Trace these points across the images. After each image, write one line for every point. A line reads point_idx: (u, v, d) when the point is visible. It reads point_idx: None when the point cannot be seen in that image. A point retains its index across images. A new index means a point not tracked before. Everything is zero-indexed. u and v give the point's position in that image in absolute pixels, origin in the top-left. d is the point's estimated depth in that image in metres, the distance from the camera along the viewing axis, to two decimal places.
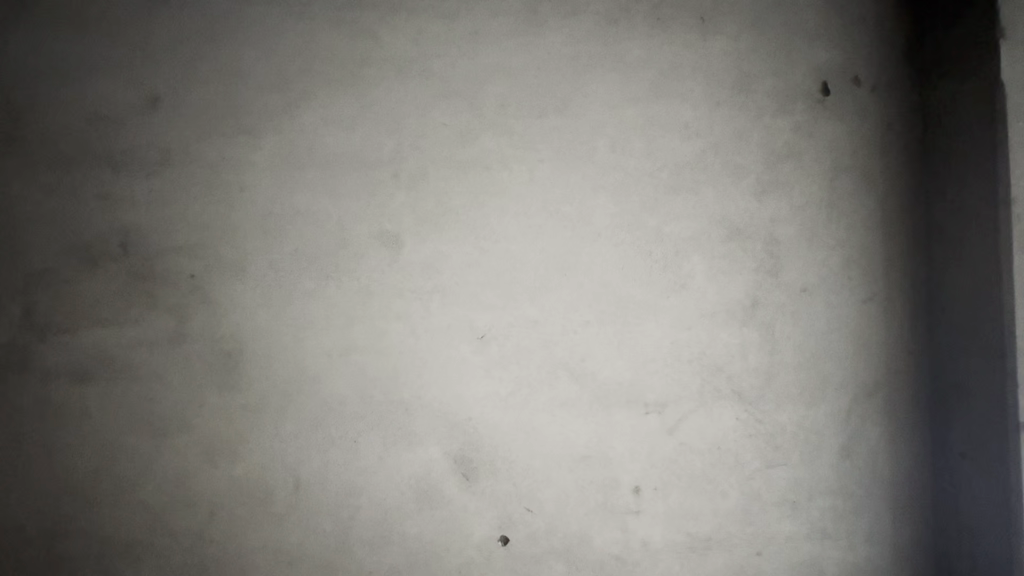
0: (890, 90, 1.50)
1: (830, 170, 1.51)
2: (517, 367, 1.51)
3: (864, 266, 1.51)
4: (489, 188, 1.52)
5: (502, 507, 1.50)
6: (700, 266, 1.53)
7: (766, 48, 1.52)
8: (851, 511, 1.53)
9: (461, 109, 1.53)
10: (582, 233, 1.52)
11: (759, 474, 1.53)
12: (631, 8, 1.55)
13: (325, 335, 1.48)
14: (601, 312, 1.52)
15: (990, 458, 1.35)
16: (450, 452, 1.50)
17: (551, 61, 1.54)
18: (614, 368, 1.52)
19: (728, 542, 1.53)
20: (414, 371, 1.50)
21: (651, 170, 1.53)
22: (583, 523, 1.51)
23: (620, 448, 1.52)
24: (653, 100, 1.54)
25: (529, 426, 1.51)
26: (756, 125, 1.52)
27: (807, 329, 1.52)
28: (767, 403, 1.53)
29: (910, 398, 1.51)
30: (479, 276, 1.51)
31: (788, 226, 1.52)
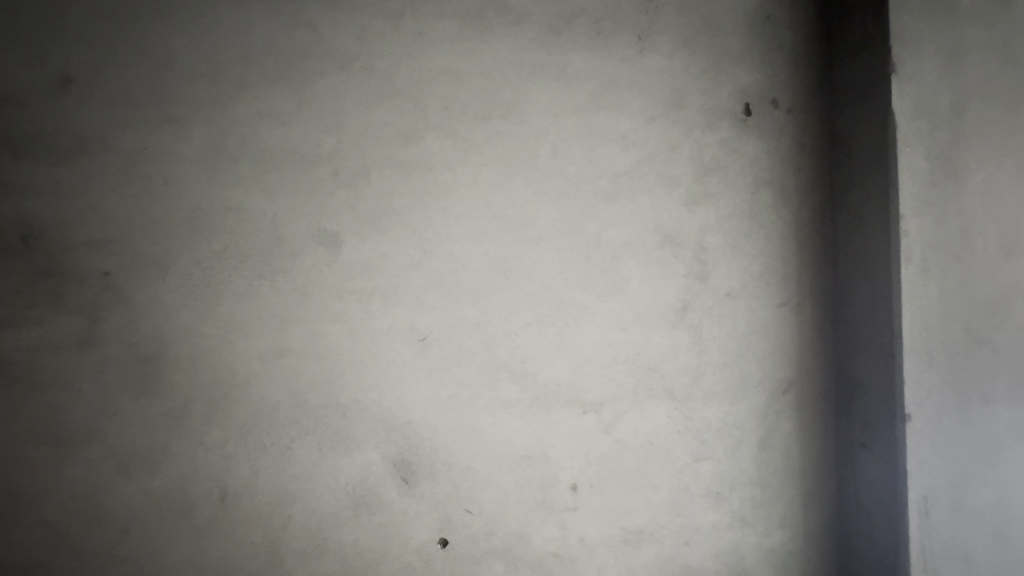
0: (803, 106, 1.36)
1: (748, 183, 1.34)
2: (460, 369, 1.21)
3: (788, 276, 1.35)
4: (434, 190, 1.21)
5: (443, 504, 1.19)
6: (636, 271, 1.28)
7: (700, 62, 1.33)
8: (771, 498, 1.32)
9: (384, 109, 1.20)
10: (525, 237, 1.24)
11: (708, 498, 1.29)
12: (572, 17, 1.28)
13: (215, 366, 1.13)
14: (542, 314, 1.24)
15: (886, 451, 1.20)
16: (391, 456, 1.18)
17: (460, 49, 1.23)
18: (555, 369, 1.24)
19: (660, 538, 1.27)
20: (336, 377, 1.17)
21: (591, 178, 1.27)
22: (511, 529, 1.22)
23: (560, 445, 1.24)
24: (593, 110, 1.28)
25: (471, 428, 1.21)
26: (685, 140, 1.31)
27: (733, 332, 1.32)
28: (695, 403, 1.30)
29: (821, 394, 1.34)
30: (423, 276, 1.20)
31: (716, 234, 1.32)
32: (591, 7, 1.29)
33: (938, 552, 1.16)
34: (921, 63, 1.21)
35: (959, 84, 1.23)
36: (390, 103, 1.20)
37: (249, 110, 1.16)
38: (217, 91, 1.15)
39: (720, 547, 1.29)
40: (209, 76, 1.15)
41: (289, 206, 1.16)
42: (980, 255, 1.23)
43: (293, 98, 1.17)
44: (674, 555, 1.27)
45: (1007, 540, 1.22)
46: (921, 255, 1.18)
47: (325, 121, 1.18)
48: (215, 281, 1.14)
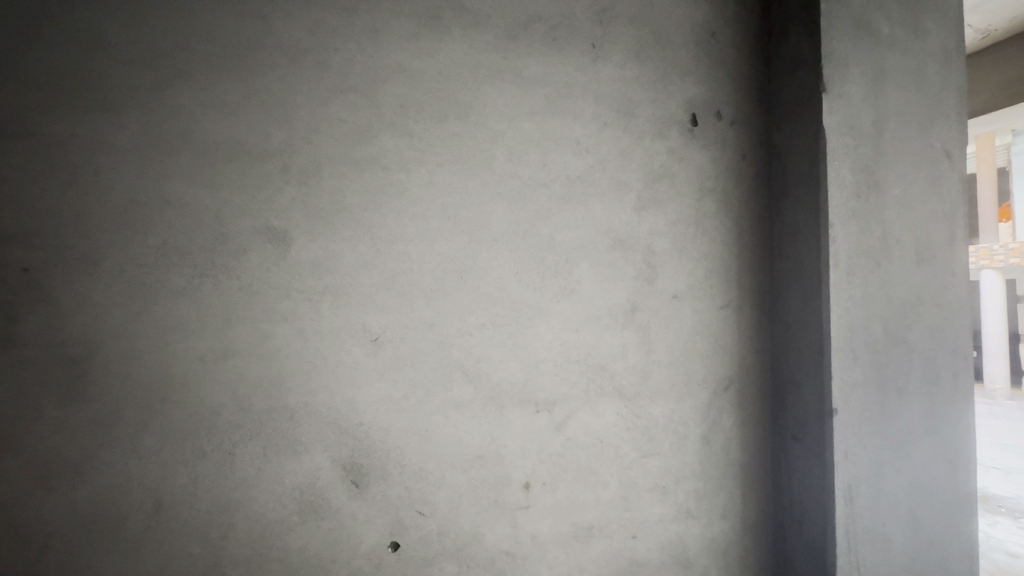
0: (744, 119, 1.45)
1: (694, 191, 1.40)
2: (413, 370, 1.20)
3: (730, 279, 1.42)
4: (388, 189, 1.19)
5: (394, 507, 1.18)
6: (588, 273, 1.31)
7: (650, 73, 1.38)
8: (713, 491, 1.38)
9: (338, 105, 1.18)
10: (479, 238, 1.24)
11: (655, 492, 1.34)
12: (528, 22, 1.30)
13: (150, 368, 1.07)
14: (496, 314, 1.25)
15: (815, 444, 1.29)
16: (340, 459, 1.15)
17: (416, 48, 1.22)
18: (509, 369, 1.25)
19: (609, 533, 1.30)
20: (283, 378, 1.13)
21: (546, 181, 1.29)
22: (464, 529, 1.21)
23: (513, 444, 1.25)
24: (548, 115, 1.30)
25: (424, 429, 1.20)
26: (636, 147, 1.36)
27: (679, 333, 1.38)
28: (643, 401, 1.34)
29: (759, 391, 1.43)
30: (375, 275, 1.18)
31: (664, 239, 1.37)
32: (547, 14, 1.31)
33: (861, 536, 1.26)
34: (848, 83, 1.31)
35: (880, 105, 1.35)
36: (344, 99, 1.18)
37: (191, 100, 1.11)
38: (156, 78, 1.09)
39: (665, 539, 1.34)
40: (147, 63, 1.09)
41: (234, 201, 1.12)
42: (898, 262, 1.34)
43: (240, 89, 1.13)
44: (622, 549, 1.31)
45: (919, 523, 1.34)
46: (846, 261, 1.28)
47: (275, 115, 1.15)
48: (151, 278, 1.08)
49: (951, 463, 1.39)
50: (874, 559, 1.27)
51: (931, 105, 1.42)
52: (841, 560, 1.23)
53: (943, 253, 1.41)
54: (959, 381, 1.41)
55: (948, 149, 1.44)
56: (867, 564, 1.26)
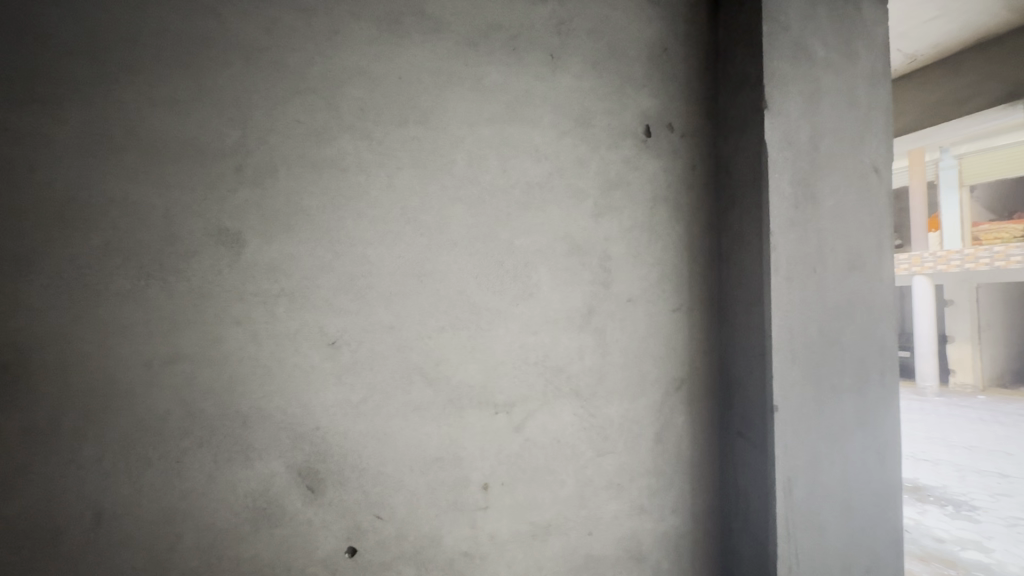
0: (694, 132, 1.52)
1: (647, 199, 1.46)
2: (372, 373, 1.19)
3: (680, 283, 1.49)
4: (346, 191, 1.19)
5: (351, 512, 1.17)
6: (546, 277, 1.35)
7: (607, 84, 1.44)
8: (665, 486, 1.44)
9: (295, 107, 1.16)
10: (439, 242, 1.25)
11: (610, 489, 1.38)
12: (488, 31, 1.32)
13: (90, 374, 1.03)
14: (456, 317, 1.26)
15: (758, 439, 1.36)
16: (295, 465, 1.14)
17: (376, 52, 1.23)
18: (468, 371, 1.27)
19: (566, 531, 1.33)
20: (235, 384, 1.10)
21: (505, 187, 1.32)
22: (422, 532, 1.22)
23: (472, 446, 1.26)
24: (507, 122, 1.33)
25: (382, 433, 1.19)
26: (593, 156, 1.41)
27: (634, 335, 1.43)
28: (599, 402, 1.39)
29: (707, 390, 1.50)
30: (333, 278, 1.17)
31: (619, 244, 1.43)
32: (507, 24, 1.34)
33: (798, 525, 1.34)
34: (786, 101, 1.40)
35: (816, 122, 1.45)
36: (302, 101, 1.17)
37: (139, 95, 1.07)
38: (101, 72, 1.05)
39: (620, 535, 1.39)
40: (91, 56, 1.05)
41: (185, 200, 1.09)
42: (832, 268, 1.45)
43: (192, 87, 1.10)
44: (579, 546, 1.34)
45: (851, 511, 1.44)
46: (785, 267, 1.37)
47: (229, 114, 1.12)
48: (93, 280, 1.03)
49: (880, 455, 1.50)
50: (811, 547, 1.36)
51: (862, 124, 1.54)
52: (781, 548, 1.31)
53: (872, 260, 1.52)
54: (886, 378, 1.53)
55: (876, 165, 1.56)
56: (805, 551, 1.35)
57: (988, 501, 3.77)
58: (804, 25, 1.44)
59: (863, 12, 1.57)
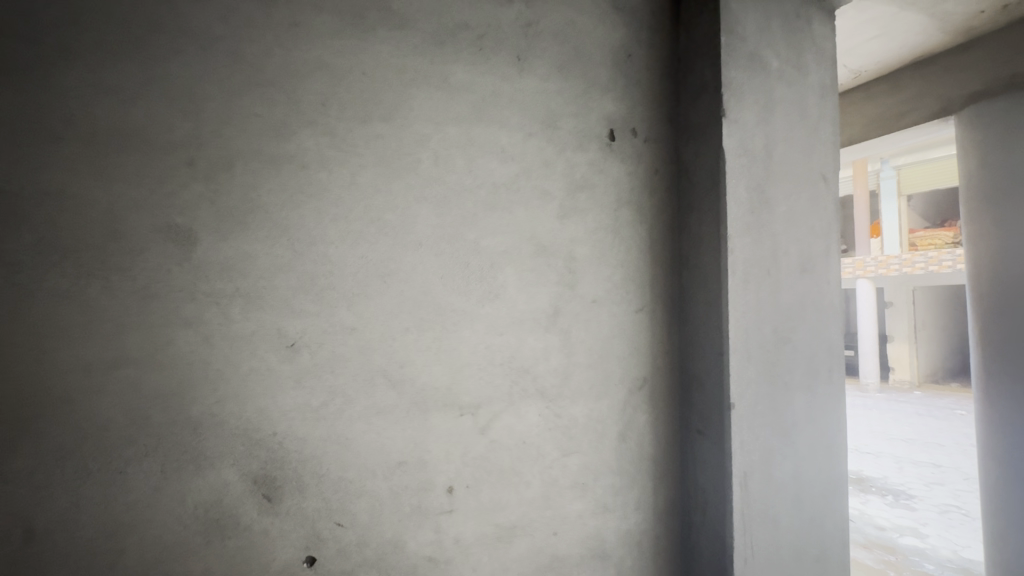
0: (657, 137, 1.56)
1: (611, 201, 1.49)
2: (333, 376, 1.16)
3: (643, 285, 1.52)
4: (307, 188, 1.15)
5: (311, 520, 1.13)
6: (512, 278, 1.35)
7: (572, 87, 1.45)
8: (628, 484, 1.47)
9: (252, 99, 1.12)
10: (404, 241, 1.23)
11: (575, 489, 1.40)
12: (455, 30, 1.31)
13: (21, 380, 0.95)
14: (421, 319, 1.24)
15: (717, 436, 1.41)
16: (251, 472, 1.09)
17: (339, 46, 1.20)
18: (433, 373, 1.25)
19: (531, 532, 1.33)
20: (185, 389, 1.05)
21: (471, 187, 1.31)
22: (385, 538, 1.19)
23: (436, 449, 1.24)
24: (473, 122, 1.32)
25: (343, 437, 1.16)
26: (558, 158, 1.42)
27: (598, 336, 1.45)
28: (564, 402, 1.40)
29: (669, 389, 1.53)
30: (292, 278, 1.13)
31: (584, 246, 1.44)
32: (474, 24, 1.34)
33: (754, 517, 1.39)
34: (743, 110, 1.46)
35: (770, 131, 1.51)
36: (260, 93, 1.13)
37: (79, 81, 1.00)
38: (36, 56, 0.98)
39: (585, 534, 1.40)
40: (25, 38, 0.98)
41: (130, 194, 1.02)
42: (785, 271, 1.51)
43: (139, 75, 1.04)
44: (544, 546, 1.35)
45: (802, 503, 1.50)
46: (742, 269, 1.42)
47: (180, 105, 1.07)
48: (26, 279, 0.96)
49: (828, 449, 1.58)
50: (765, 538, 1.41)
51: (812, 134, 1.62)
52: (737, 541, 1.36)
53: (821, 263, 1.60)
54: (834, 375, 1.61)
55: (824, 173, 1.64)
56: (760, 543, 1.40)
57: (923, 489, 4.04)
58: (759, 38, 1.51)
59: (813, 29, 1.66)
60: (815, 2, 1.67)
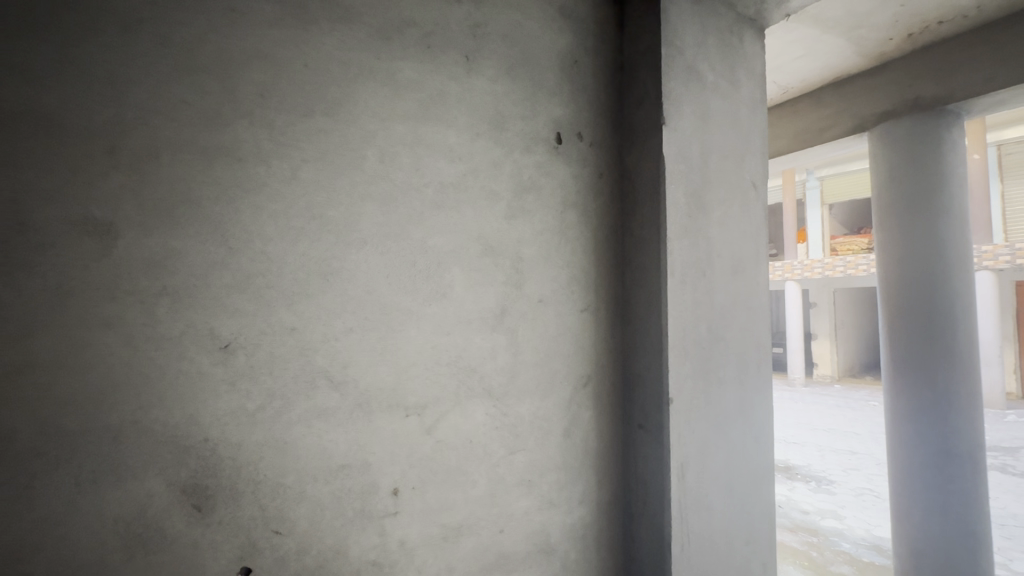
0: (601, 142, 1.61)
1: (558, 204, 1.52)
2: (271, 379, 1.11)
3: (588, 285, 1.56)
4: (243, 182, 1.10)
5: (245, 529, 1.08)
6: (459, 277, 1.35)
7: (520, 89, 1.47)
8: (572, 479, 1.50)
9: (181, 87, 1.06)
10: (347, 239, 1.20)
11: (521, 486, 1.41)
12: (402, 26, 1.30)
13: None
14: (365, 318, 1.22)
15: (656, 430, 1.47)
16: (178, 482, 1.03)
17: (278, 35, 1.15)
18: (378, 373, 1.23)
19: (477, 531, 1.34)
20: (103, 394, 0.97)
21: (418, 186, 1.30)
22: (326, 544, 1.15)
23: (380, 451, 1.22)
24: (421, 120, 1.31)
25: (281, 442, 1.12)
26: (506, 160, 1.43)
27: (544, 335, 1.48)
28: (510, 400, 1.41)
29: (612, 386, 1.59)
30: (226, 276, 1.08)
31: (531, 246, 1.46)
32: (421, 21, 1.33)
33: (689, 506, 1.47)
34: (681, 120, 1.53)
35: (706, 140, 1.60)
36: (192, 80, 1.07)
37: None
38: None
39: (530, 530, 1.42)
40: None
41: (40, 184, 0.94)
42: (718, 272, 1.60)
43: (52, 54, 0.96)
44: (490, 544, 1.35)
45: (733, 491, 1.59)
46: (679, 271, 1.49)
47: (98, 88, 0.99)
48: None
49: (756, 440, 1.68)
50: (699, 526, 1.49)
51: (743, 144, 1.73)
52: (674, 529, 1.42)
53: (751, 265, 1.71)
54: (762, 370, 1.72)
55: (754, 181, 1.75)
56: (695, 530, 1.47)
57: (841, 475, 4.40)
58: (695, 52, 1.59)
59: (744, 46, 1.77)
60: (747, 20, 1.78)
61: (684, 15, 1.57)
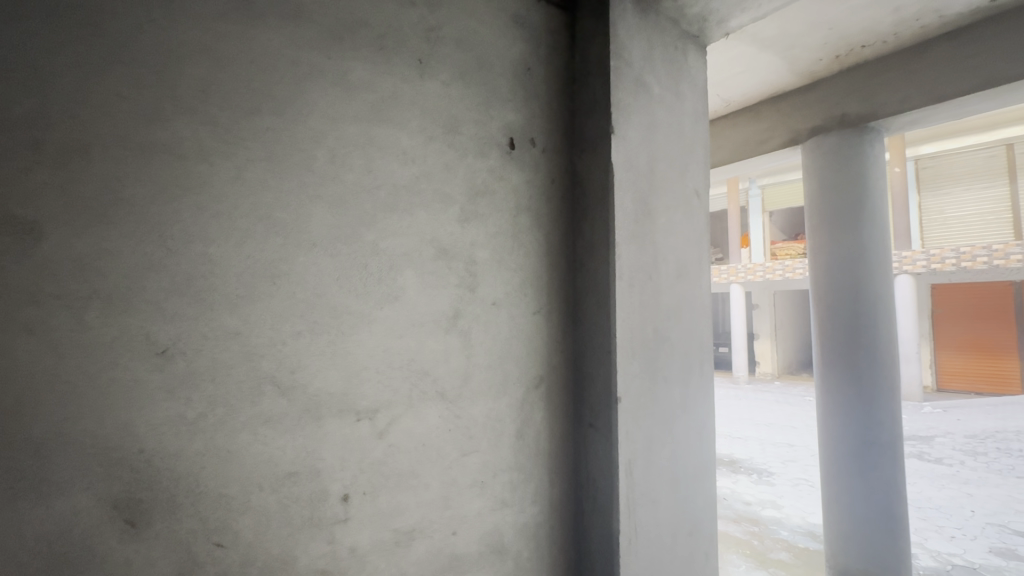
0: (554, 149, 1.65)
1: (511, 208, 1.55)
2: (213, 385, 1.07)
3: (541, 288, 1.59)
4: (183, 181, 1.06)
5: (183, 543, 1.03)
6: (412, 280, 1.34)
7: (474, 94, 1.49)
8: (525, 479, 1.53)
9: (115, 80, 1.01)
10: (296, 241, 1.18)
11: (474, 487, 1.42)
12: (353, 27, 1.29)
13: None
14: (314, 322, 1.19)
15: (606, 428, 1.52)
16: (109, 496, 0.97)
17: (223, 30, 1.12)
18: (328, 378, 1.21)
19: (430, 534, 1.33)
20: (24, 404, 0.91)
21: (370, 188, 1.29)
22: (272, 554, 1.12)
23: (330, 457, 1.20)
24: (373, 121, 1.30)
25: (224, 450, 1.08)
26: (459, 164, 1.45)
27: (498, 337, 1.50)
28: (463, 402, 1.42)
29: (564, 387, 1.63)
30: (164, 279, 1.03)
31: (485, 250, 1.48)
32: (374, 23, 1.32)
33: (637, 501, 1.52)
34: (629, 129, 1.60)
35: (652, 149, 1.67)
36: (126, 73, 1.02)
37: None
38: None
39: (483, 530, 1.43)
40: None
41: None
42: (664, 276, 1.68)
43: None
44: (443, 547, 1.35)
45: (678, 485, 1.67)
46: (627, 275, 1.55)
47: (21, 79, 0.93)
48: None
49: (699, 435, 1.77)
50: (646, 520, 1.55)
51: (687, 154, 1.82)
52: (623, 523, 1.48)
53: (694, 269, 1.80)
54: (704, 369, 1.81)
55: (697, 189, 1.85)
56: (642, 524, 1.53)
57: (780, 466, 4.67)
58: (643, 65, 1.66)
59: (688, 60, 1.86)
60: (690, 37, 1.87)
61: (632, 29, 1.64)
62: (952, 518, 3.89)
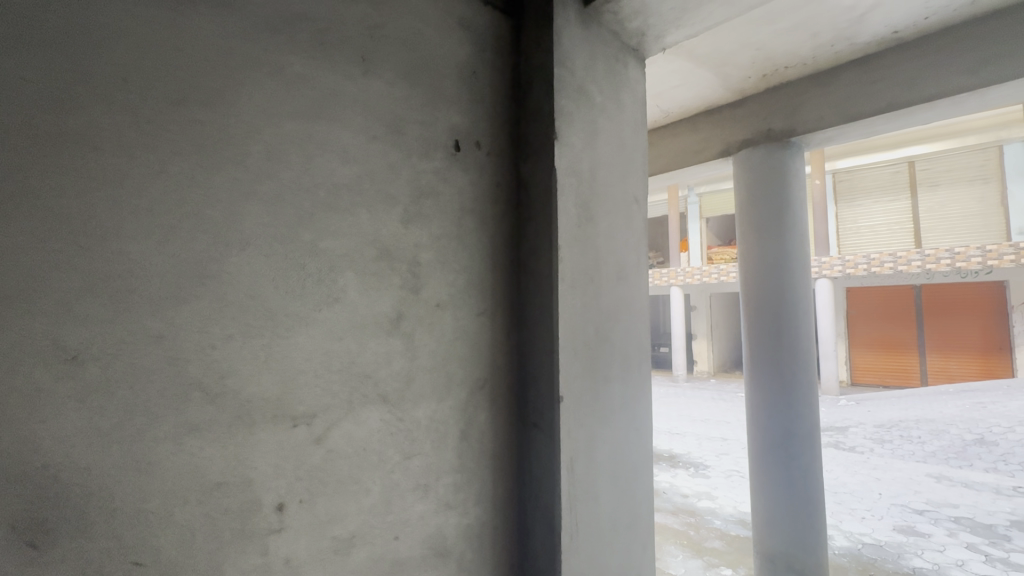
0: (499, 152, 1.67)
1: (455, 210, 1.55)
2: (132, 393, 1.00)
3: (485, 290, 1.61)
4: (98, 174, 0.98)
5: (95, 563, 0.95)
6: (353, 282, 1.32)
7: (419, 95, 1.48)
8: (469, 480, 1.53)
9: (19, 62, 0.92)
10: (227, 240, 1.12)
11: (417, 491, 1.41)
12: (292, 20, 1.25)
13: None
14: (247, 325, 1.14)
15: (548, 427, 1.55)
16: (7, 517, 0.89)
17: (146, 15, 1.05)
18: (261, 383, 1.16)
19: (370, 540, 1.31)
20: None
21: (308, 186, 1.25)
22: (198, 571, 1.06)
23: (264, 465, 1.15)
24: (312, 118, 1.26)
25: (144, 462, 1.01)
26: (403, 164, 1.43)
27: (441, 339, 1.49)
28: (406, 405, 1.41)
29: (508, 388, 1.65)
30: (75, 278, 0.95)
31: (429, 252, 1.47)
32: (314, 18, 1.29)
33: (578, 497, 1.57)
34: (571, 135, 1.64)
35: (594, 156, 1.73)
36: (31, 55, 0.94)
37: None
38: None
39: (426, 534, 1.42)
40: None
41: None
42: (605, 279, 1.73)
43: None
44: (384, 553, 1.33)
45: (617, 479, 1.73)
46: (569, 277, 1.59)
47: None
48: None
49: (637, 431, 1.84)
50: (587, 514, 1.59)
51: (627, 161, 1.89)
52: (564, 518, 1.51)
53: (633, 272, 1.87)
54: (642, 367, 1.89)
55: (636, 196, 1.93)
56: (582, 518, 1.58)
57: (715, 459, 4.94)
58: (585, 74, 1.72)
59: (629, 72, 1.94)
60: (631, 49, 1.95)
61: (575, 39, 1.69)
62: (863, 501, 4.27)
